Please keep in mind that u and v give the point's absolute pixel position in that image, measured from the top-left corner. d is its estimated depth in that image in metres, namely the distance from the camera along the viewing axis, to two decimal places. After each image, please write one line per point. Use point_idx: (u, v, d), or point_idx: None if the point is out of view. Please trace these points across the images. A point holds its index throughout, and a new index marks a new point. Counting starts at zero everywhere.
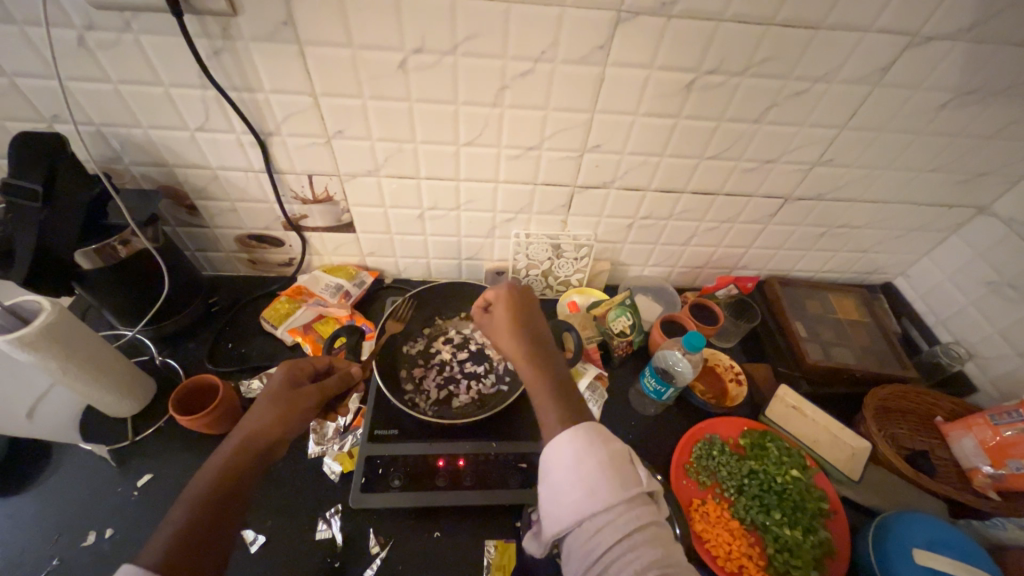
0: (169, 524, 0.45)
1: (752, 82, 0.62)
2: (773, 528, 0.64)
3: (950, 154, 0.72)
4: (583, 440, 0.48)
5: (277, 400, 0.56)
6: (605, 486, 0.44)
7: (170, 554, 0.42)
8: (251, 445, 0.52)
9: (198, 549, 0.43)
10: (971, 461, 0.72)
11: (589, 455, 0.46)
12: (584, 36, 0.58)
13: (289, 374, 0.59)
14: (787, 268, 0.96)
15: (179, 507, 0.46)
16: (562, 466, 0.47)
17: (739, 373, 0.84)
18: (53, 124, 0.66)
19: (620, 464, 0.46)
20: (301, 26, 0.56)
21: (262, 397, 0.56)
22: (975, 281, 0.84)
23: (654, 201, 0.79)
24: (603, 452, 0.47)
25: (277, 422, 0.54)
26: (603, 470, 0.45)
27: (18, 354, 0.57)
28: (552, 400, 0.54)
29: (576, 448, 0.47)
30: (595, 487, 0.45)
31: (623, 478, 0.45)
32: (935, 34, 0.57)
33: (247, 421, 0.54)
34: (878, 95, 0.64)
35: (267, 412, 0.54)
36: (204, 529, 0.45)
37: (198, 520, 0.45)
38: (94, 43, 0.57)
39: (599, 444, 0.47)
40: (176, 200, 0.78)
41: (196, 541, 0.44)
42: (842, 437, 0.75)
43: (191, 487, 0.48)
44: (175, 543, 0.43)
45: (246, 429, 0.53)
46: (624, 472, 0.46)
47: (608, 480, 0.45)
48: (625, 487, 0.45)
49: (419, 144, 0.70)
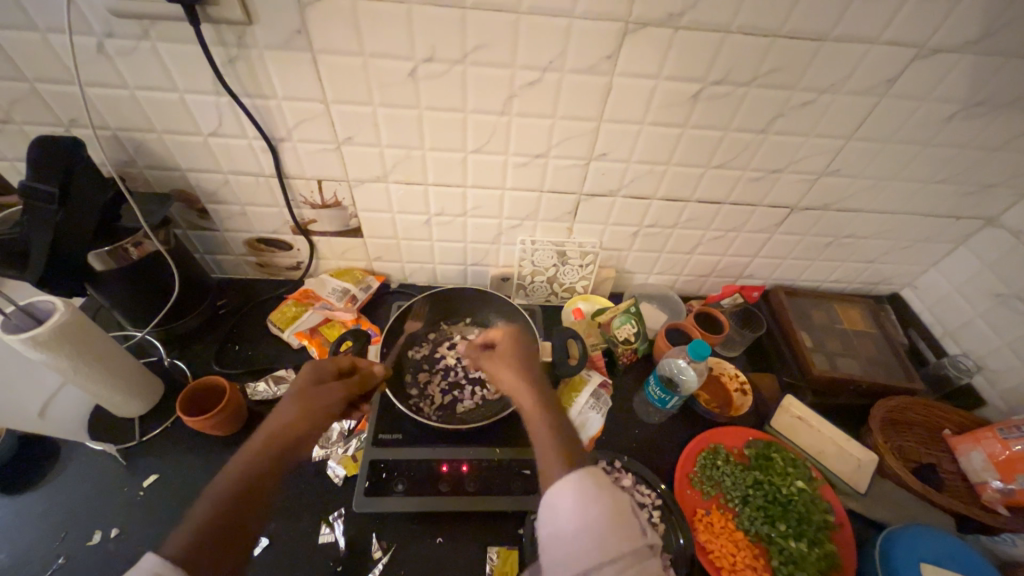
0: (191, 519, 0.45)
1: (759, 93, 0.63)
2: (778, 540, 0.64)
3: (957, 166, 0.72)
4: (591, 484, 0.46)
5: (303, 398, 0.57)
6: (611, 536, 0.43)
7: (190, 551, 0.42)
8: (278, 440, 0.52)
9: (217, 549, 0.43)
10: (980, 476, 0.71)
11: (596, 500, 0.45)
12: (593, 46, 0.58)
13: (314, 372, 0.60)
14: (793, 278, 0.96)
15: (205, 500, 0.46)
16: (567, 509, 0.45)
17: (744, 383, 0.83)
18: (70, 128, 0.67)
19: (626, 513, 0.45)
20: (314, 35, 0.57)
21: (288, 395, 0.57)
22: (984, 294, 0.83)
23: (659, 209, 0.80)
24: (611, 500, 0.45)
25: (302, 419, 0.55)
26: (611, 519, 0.44)
27: (31, 353, 0.58)
28: (547, 423, 0.55)
29: (583, 491, 0.45)
30: (602, 535, 0.43)
31: (629, 528, 0.44)
32: (942, 46, 0.58)
33: (274, 418, 0.54)
34: (884, 107, 0.64)
35: (292, 410, 0.55)
36: (225, 525, 0.45)
37: (221, 515, 0.45)
38: (113, 50, 0.58)
39: (606, 490, 0.46)
40: (188, 203, 0.79)
41: (216, 539, 0.44)
42: (848, 449, 0.75)
43: (217, 482, 0.48)
44: (196, 538, 0.43)
45: (271, 426, 0.53)
46: (630, 523, 0.44)
47: (615, 529, 0.43)
48: (631, 537, 0.43)
49: (427, 151, 0.71)
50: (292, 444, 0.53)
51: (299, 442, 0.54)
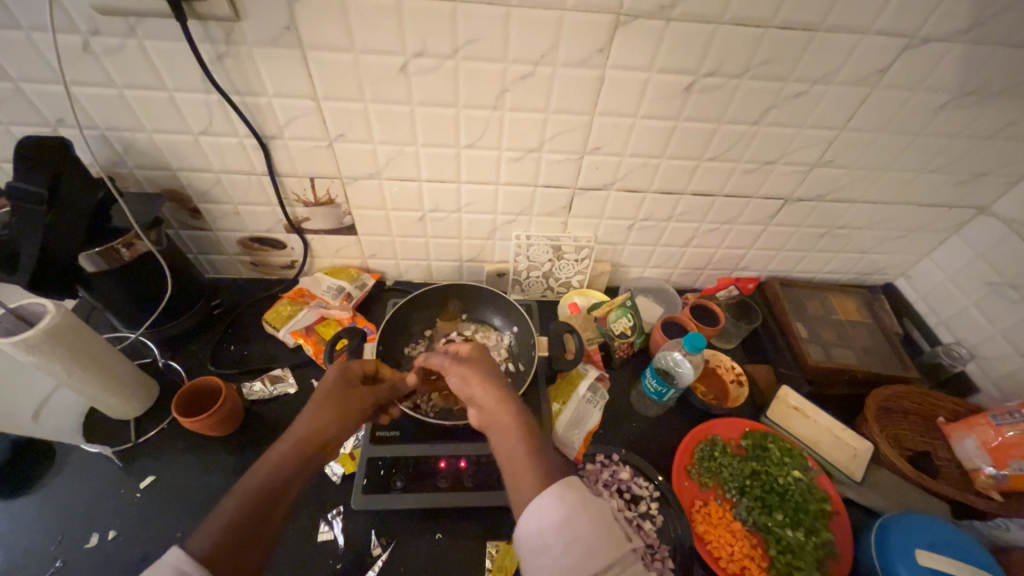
0: (221, 515, 0.45)
1: (752, 85, 0.63)
2: (775, 529, 0.65)
3: (949, 154, 0.72)
4: (576, 495, 0.46)
5: (335, 401, 0.58)
6: (599, 547, 0.43)
7: (219, 548, 0.42)
8: (313, 442, 0.53)
9: (245, 548, 0.43)
10: (974, 462, 0.72)
11: (582, 513, 0.45)
12: (584, 40, 0.58)
13: (343, 376, 0.62)
14: (787, 269, 0.96)
15: (232, 498, 0.46)
16: (553, 525, 0.44)
17: (740, 374, 0.84)
18: (58, 128, 0.66)
19: (611, 521, 0.46)
20: (303, 31, 0.57)
21: (320, 397, 0.58)
22: (976, 282, 0.84)
23: (653, 203, 0.80)
24: (596, 510, 0.46)
25: (330, 425, 0.55)
26: (599, 530, 0.44)
27: (24, 356, 0.57)
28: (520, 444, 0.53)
29: (569, 504, 0.46)
30: (591, 548, 0.43)
31: (615, 536, 0.44)
32: (933, 35, 0.58)
33: (308, 419, 0.55)
34: (876, 97, 0.64)
35: (322, 414, 0.56)
36: (257, 523, 0.45)
37: (253, 513, 0.45)
38: (99, 48, 0.58)
39: (591, 500, 0.46)
40: (180, 203, 0.78)
41: (247, 537, 0.44)
42: (842, 436, 0.75)
43: (251, 479, 0.48)
44: (229, 534, 0.43)
45: (307, 428, 0.54)
46: (615, 530, 0.45)
47: (603, 539, 0.44)
48: (619, 545, 0.44)
49: (420, 147, 0.70)
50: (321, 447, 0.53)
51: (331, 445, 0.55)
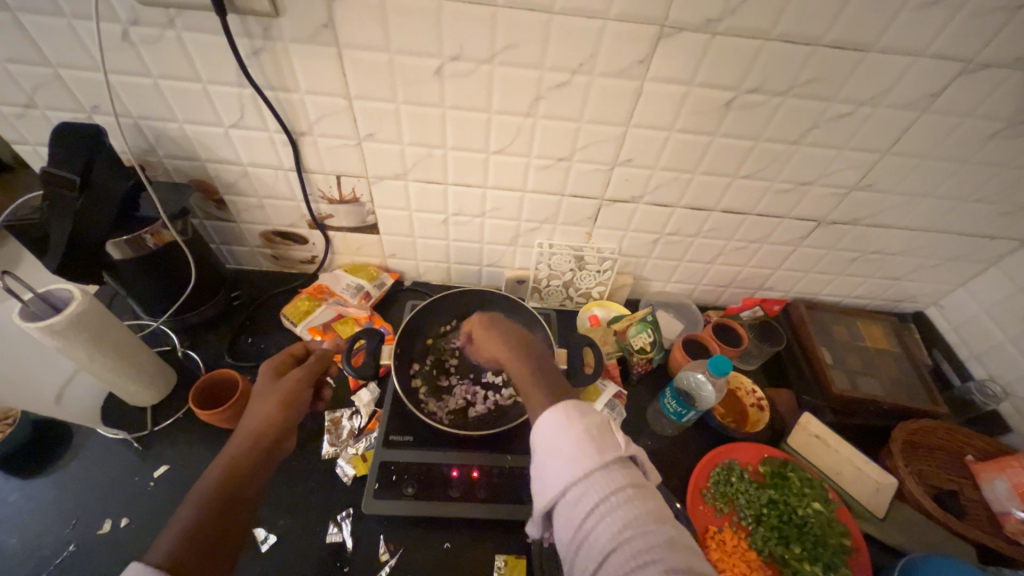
0: (179, 522, 0.45)
1: (795, 103, 0.61)
2: (792, 562, 0.63)
3: (996, 184, 0.69)
4: (561, 415, 0.47)
5: (265, 396, 0.57)
6: (580, 455, 0.44)
7: (178, 553, 0.42)
8: (257, 440, 0.52)
9: (210, 547, 0.44)
10: (1004, 505, 0.68)
11: (565, 430, 0.46)
12: (624, 49, 0.57)
13: (275, 369, 0.61)
14: (815, 291, 0.93)
15: (188, 506, 0.46)
16: (544, 444, 0.47)
17: (761, 398, 0.82)
18: (92, 114, 0.67)
19: (595, 433, 0.45)
20: (340, 28, 0.56)
21: (253, 397, 0.57)
22: (1015, 318, 0.80)
23: (682, 217, 0.78)
24: (579, 427, 0.46)
25: (276, 416, 0.55)
26: (579, 441, 0.45)
27: (48, 341, 0.58)
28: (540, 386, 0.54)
29: (555, 422, 0.47)
30: (571, 456, 0.44)
31: (598, 445, 0.44)
32: (992, 60, 0.55)
33: (251, 416, 0.55)
34: (925, 122, 0.62)
35: (264, 406, 0.55)
36: (214, 526, 0.45)
37: (207, 515, 0.46)
38: (137, 38, 0.58)
39: (576, 419, 0.47)
40: (206, 194, 0.79)
41: (205, 539, 0.44)
42: (865, 470, 0.71)
43: (198, 486, 0.48)
44: (181, 539, 0.43)
45: (246, 429, 0.53)
46: (599, 439, 0.45)
47: (585, 451, 0.44)
48: (601, 455, 0.44)
49: (449, 150, 0.69)
50: (275, 437, 0.54)
51: (281, 433, 0.54)
